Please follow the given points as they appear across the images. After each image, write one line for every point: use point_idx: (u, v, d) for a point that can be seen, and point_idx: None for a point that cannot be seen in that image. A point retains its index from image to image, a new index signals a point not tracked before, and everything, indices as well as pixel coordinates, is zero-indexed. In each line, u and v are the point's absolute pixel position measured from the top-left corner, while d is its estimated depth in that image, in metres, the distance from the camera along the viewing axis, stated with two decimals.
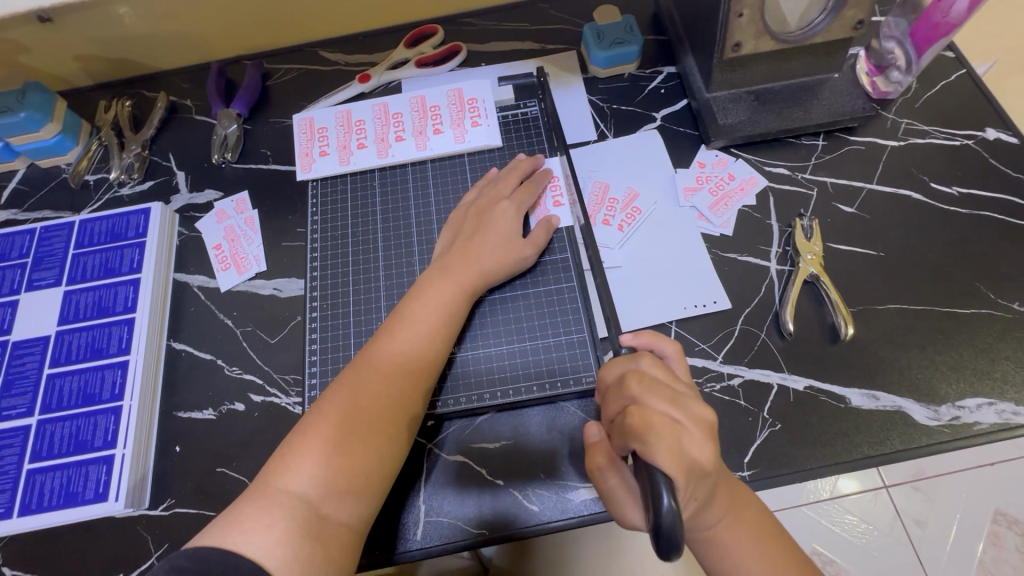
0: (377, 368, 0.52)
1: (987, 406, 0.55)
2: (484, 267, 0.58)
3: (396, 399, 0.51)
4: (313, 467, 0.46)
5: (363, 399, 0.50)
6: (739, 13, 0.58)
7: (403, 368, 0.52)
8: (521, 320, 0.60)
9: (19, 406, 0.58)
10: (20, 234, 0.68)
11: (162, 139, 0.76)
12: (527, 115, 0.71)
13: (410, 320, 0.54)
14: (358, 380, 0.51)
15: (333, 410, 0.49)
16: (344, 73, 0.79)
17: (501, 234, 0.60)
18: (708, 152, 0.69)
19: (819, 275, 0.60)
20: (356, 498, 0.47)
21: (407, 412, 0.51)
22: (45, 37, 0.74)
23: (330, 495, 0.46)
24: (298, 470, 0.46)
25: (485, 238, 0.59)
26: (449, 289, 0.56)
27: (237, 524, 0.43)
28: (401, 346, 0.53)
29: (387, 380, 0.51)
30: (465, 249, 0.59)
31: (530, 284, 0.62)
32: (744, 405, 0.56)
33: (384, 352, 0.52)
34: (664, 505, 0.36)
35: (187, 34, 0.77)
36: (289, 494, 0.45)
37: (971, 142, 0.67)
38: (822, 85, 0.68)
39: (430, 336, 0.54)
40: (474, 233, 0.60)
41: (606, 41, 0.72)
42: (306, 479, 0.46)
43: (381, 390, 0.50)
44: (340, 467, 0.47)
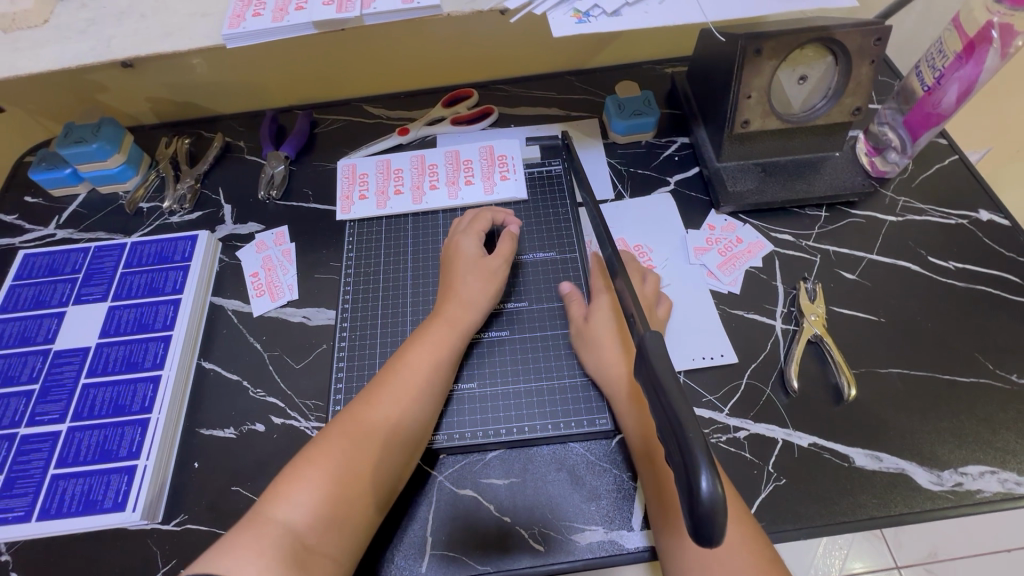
0: (368, 406, 0.53)
1: (989, 474, 0.56)
2: (476, 310, 0.62)
3: (390, 433, 0.52)
4: (308, 502, 0.47)
5: (362, 444, 0.51)
6: (747, 95, 0.66)
7: (397, 398, 0.54)
8: (510, 362, 0.63)
9: (52, 412, 0.61)
10: (75, 251, 0.73)
11: (214, 175, 0.83)
12: (551, 173, 0.77)
13: (407, 363, 0.57)
14: (354, 423, 0.52)
15: (327, 447, 0.50)
16: (385, 126, 0.86)
17: (472, 268, 0.64)
18: (718, 215, 0.74)
19: (822, 336, 0.63)
20: (347, 532, 0.48)
21: (401, 445, 0.53)
22: (124, 79, 0.82)
23: (323, 530, 0.46)
24: (290, 499, 0.47)
25: (467, 277, 0.63)
26: (443, 330, 0.59)
27: (228, 552, 0.43)
28: (396, 388, 0.55)
29: (381, 418, 0.52)
30: (452, 291, 0.62)
31: (520, 327, 0.65)
32: (750, 458, 0.58)
33: (373, 396, 0.54)
34: (700, 489, 0.31)
35: (249, 84, 0.86)
36: (281, 526, 0.45)
37: (965, 222, 0.72)
38: (824, 162, 0.74)
39: (426, 377, 0.56)
40: (457, 276, 0.63)
41: (627, 111, 0.80)
42: (295, 509, 0.46)
43: (378, 424, 0.52)
44: (334, 505, 0.47)
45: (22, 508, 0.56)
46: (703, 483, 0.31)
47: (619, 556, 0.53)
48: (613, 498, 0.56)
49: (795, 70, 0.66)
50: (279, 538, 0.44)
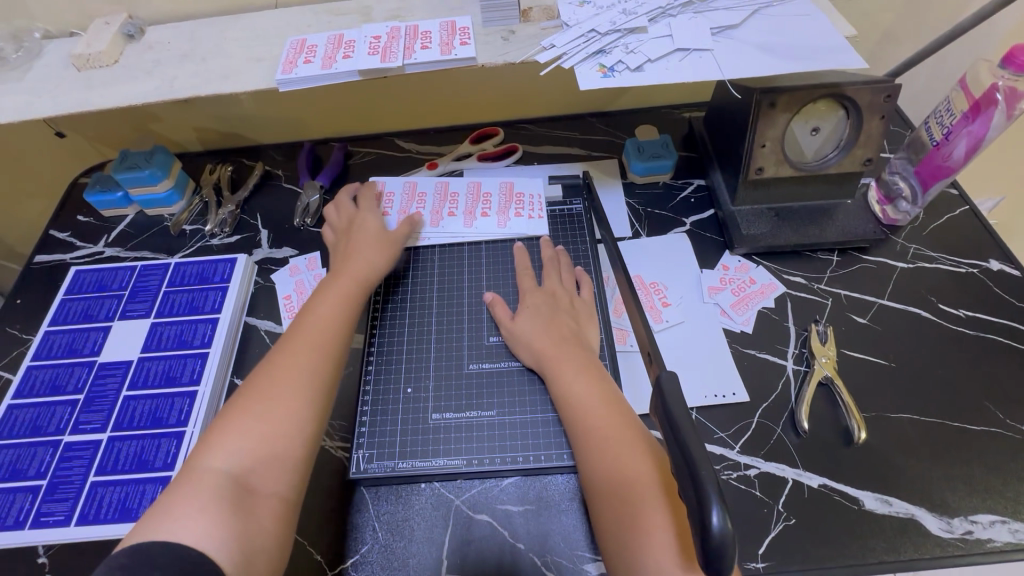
0: (281, 355, 0.57)
1: (1000, 523, 0.56)
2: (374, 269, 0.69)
3: (309, 370, 0.56)
4: (233, 446, 0.50)
5: (274, 376, 0.55)
6: (762, 144, 0.69)
7: (309, 344, 0.58)
8: (494, 375, 0.66)
9: (94, 421, 0.65)
10: (123, 269, 0.78)
11: (253, 201, 0.88)
12: (572, 211, 0.81)
13: (312, 315, 0.62)
14: (271, 366, 0.56)
15: (250, 400, 0.53)
16: (415, 160, 0.91)
17: (372, 239, 0.72)
18: (732, 256, 0.76)
19: (833, 379, 0.65)
20: (284, 465, 0.51)
21: (327, 382, 0.56)
22: (176, 111, 0.89)
23: (262, 464, 0.50)
24: (220, 452, 0.50)
25: (359, 246, 0.70)
26: (347, 285, 0.66)
27: (167, 517, 0.45)
28: (305, 331, 0.60)
29: (296, 357, 0.57)
30: (347, 259, 0.69)
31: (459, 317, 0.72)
32: (760, 496, 0.59)
33: (286, 347, 0.58)
34: (711, 524, 0.33)
35: (290, 118, 0.92)
36: (215, 473, 0.48)
37: (975, 271, 0.74)
38: (837, 209, 0.77)
39: (337, 322, 0.61)
40: (353, 248, 0.70)
41: (645, 154, 0.84)
42: (229, 457, 0.49)
43: (296, 365, 0.56)
44: (262, 440, 0.51)
45: (62, 512, 0.59)
46: (714, 518, 0.33)
47: None
48: None
49: (808, 122, 0.70)
50: (218, 485, 0.48)
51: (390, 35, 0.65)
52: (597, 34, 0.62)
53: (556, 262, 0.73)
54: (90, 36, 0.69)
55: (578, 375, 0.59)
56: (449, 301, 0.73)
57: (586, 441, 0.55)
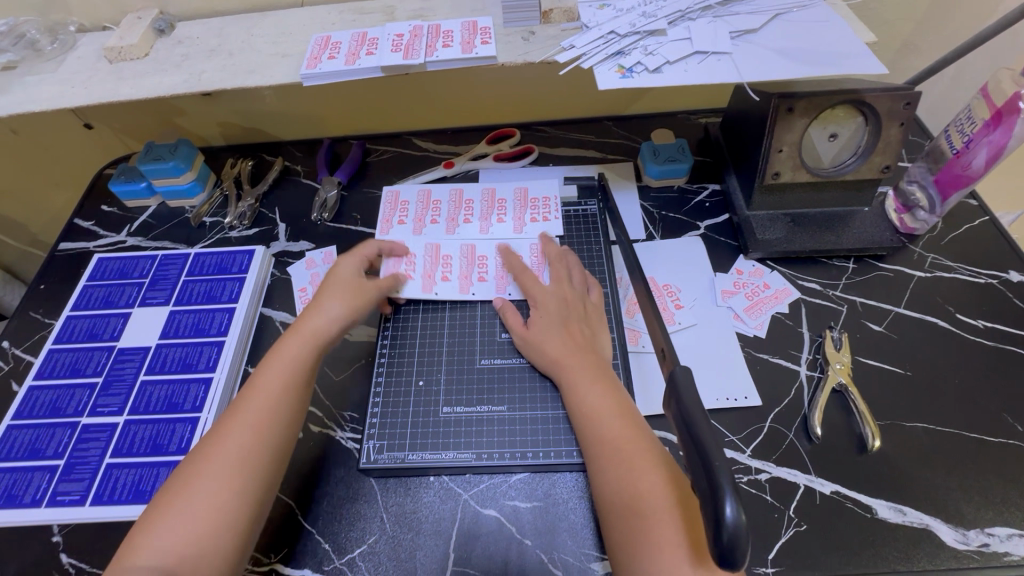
0: (215, 439, 0.54)
1: (1019, 537, 0.55)
2: (332, 321, 0.64)
3: (238, 456, 0.53)
4: (158, 539, 0.49)
5: (207, 457, 0.53)
6: (779, 149, 0.69)
7: (244, 424, 0.55)
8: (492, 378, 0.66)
9: (112, 404, 0.66)
10: (144, 258, 0.80)
11: (272, 196, 0.90)
12: (587, 211, 0.81)
13: (258, 385, 0.58)
14: (205, 447, 0.54)
15: (181, 486, 0.52)
16: (432, 159, 0.92)
17: (343, 287, 0.67)
18: (746, 261, 0.76)
19: (847, 385, 0.64)
20: (213, 562, 0.49)
21: (256, 467, 0.54)
22: (201, 106, 0.91)
23: (189, 553, 0.48)
24: (148, 547, 0.48)
25: (329, 295, 0.66)
26: (296, 344, 0.61)
27: None
28: (248, 404, 0.57)
29: (229, 441, 0.54)
30: (315, 308, 0.65)
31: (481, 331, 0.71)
32: (771, 501, 0.58)
33: (226, 423, 0.55)
34: (724, 517, 0.33)
35: (311, 115, 0.94)
36: (142, 566, 0.47)
37: (994, 282, 0.73)
38: (853, 216, 0.76)
39: (279, 394, 0.58)
40: (322, 293, 0.67)
41: (661, 157, 0.84)
42: (154, 554, 0.48)
43: (222, 451, 0.53)
44: (188, 529, 0.49)
45: (77, 492, 0.60)
46: (728, 511, 0.33)
47: None
48: None
49: (825, 128, 0.69)
50: None
51: (412, 34, 0.67)
52: (616, 36, 0.63)
53: (565, 260, 0.72)
54: (123, 30, 0.71)
55: (591, 384, 0.59)
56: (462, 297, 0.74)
57: (600, 454, 0.54)
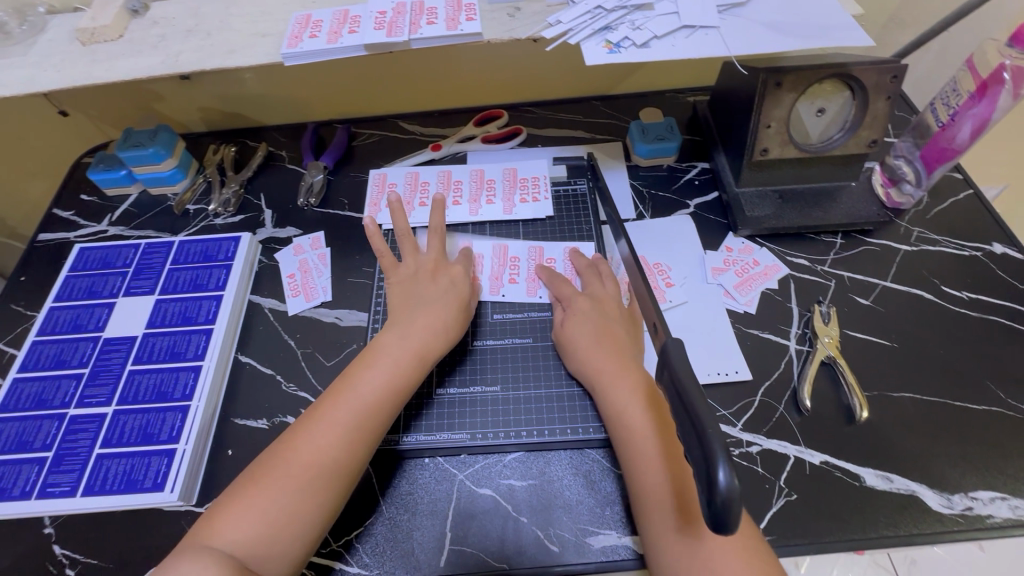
0: (311, 425, 0.54)
1: (1000, 500, 0.57)
2: (442, 337, 0.62)
3: (325, 457, 0.52)
4: (237, 528, 0.49)
5: (299, 457, 0.52)
6: (767, 125, 0.69)
7: (342, 425, 0.54)
8: (540, 365, 0.67)
9: (100, 395, 0.65)
10: (127, 247, 0.78)
11: (256, 182, 0.88)
12: (576, 191, 0.81)
13: (355, 387, 0.56)
14: (294, 444, 0.53)
15: (266, 474, 0.51)
16: (419, 141, 0.91)
17: (448, 300, 0.64)
18: (735, 238, 0.76)
19: (836, 358, 0.65)
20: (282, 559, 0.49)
21: (349, 470, 0.53)
22: (179, 91, 0.89)
23: (261, 553, 0.48)
24: (226, 529, 0.49)
25: (438, 305, 0.63)
26: (407, 354, 0.59)
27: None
28: (344, 410, 0.55)
29: (323, 448, 0.53)
30: (422, 316, 0.62)
31: (507, 332, 0.69)
32: (762, 472, 0.59)
33: (320, 414, 0.55)
34: (717, 480, 0.33)
35: (294, 98, 0.92)
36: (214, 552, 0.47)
37: (978, 254, 0.74)
38: (841, 191, 0.77)
39: (381, 398, 0.56)
40: (428, 300, 0.64)
41: (650, 136, 0.84)
42: (232, 538, 0.48)
43: (305, 451, 0.52)
44: (265, 528, 0.49)
45: (67, 483, 0.59)
46: (721, 475, 0.33)
47: (631, 560, 0.55)
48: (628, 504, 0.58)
49: (813, 103, 0.69)
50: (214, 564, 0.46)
51: (396, 11, 0.65)
52: (603, 10, 0.62)
53: (596, 271, 0.69)
54: (95, 11, 0.68)
55: (626, 379, 0.58)
56: None
57: (633, 451, 0.54)
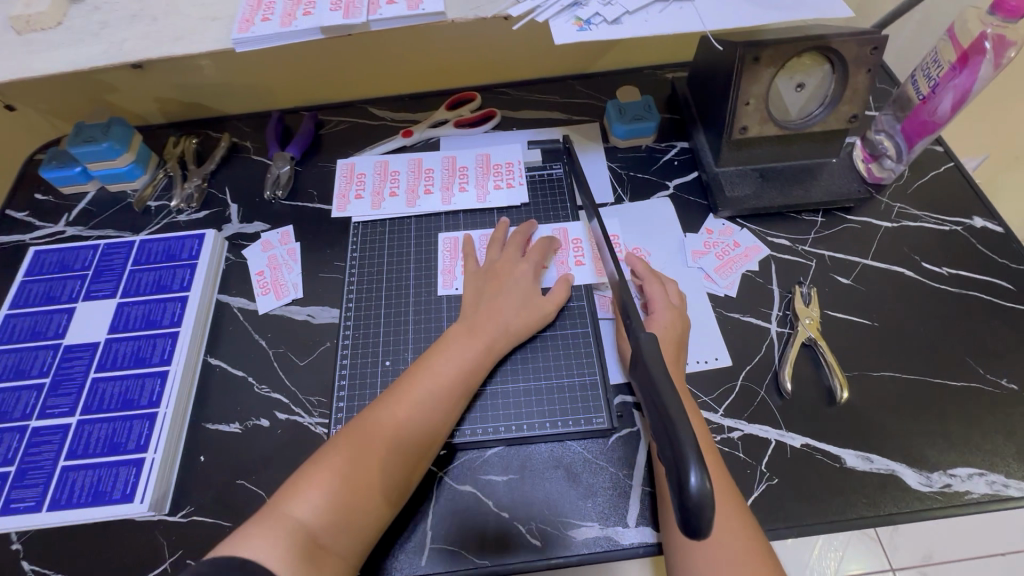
0: (393, 400, 0.54)
1: (978, 476, 0.57)
2: (508, 328, 0.62)
3: (400, 437, 0.52)
4: (319, 497, 0.47)
5: (379, 433, 0.52)
6: (746, 102, 0.67)
7: (418, 409, 0.54)
8: (560, 357, 0.64)
9: (62, 405, 0.63)
10: (85, 248, 0.75)
11: (221, 175, 0.85)
12: (553, 175, 0.79)
13: (432, 370, 0.57)
14: (375, 419, 0.53)
15: (340, 444, 0.51)
16: (390, 128, 0.88)
17: (521, 295, 0.64)
18: (715, 220, 0.75)
19: (816, 339, 0.64)
20: (352, 536, 0.48)
21: (416, 453, 0.53)
22: (133, 80, 0.84)
23: (336, 527, 0.47)
24: (305, 496, 0.47)
25: (507, 298, 0.63)
26: (475, 346, 0.59)
27: (249, 541, 0.44)
28: (423, 392, 0.55)
29: (402, 425, 0.53)
30: (491, 307, 0.62)
31: (559, 325, 0.66)
32: (743, 458, 0.59)
33: (401, 393, 0.55)
34: (689, 484, 0.32)
35: (256, 85, 0.87)
36: (294, 520, 0.46)
37: (959, 228, 0.73)
38: (821, 169, 0.75)
39: (454, 382, 0.57)
40: (497, 293, 0.64)
41: (627, 116, 0.81)
42: (313, 507, 0.47)
43: (382, 428, 0.52)
44: (344, 500, 0.48)
45: (32, 498, 0.57)
46: (693, 478, 0.32)
47: (614, 551, 0.55)
48: (610, 495, 0.57)
49: (792, 78, 0.67)
50: (292, 534, 0.45)
51: None
52: None
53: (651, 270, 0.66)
54: None
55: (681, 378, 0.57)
56: (426, 274, 0.71)
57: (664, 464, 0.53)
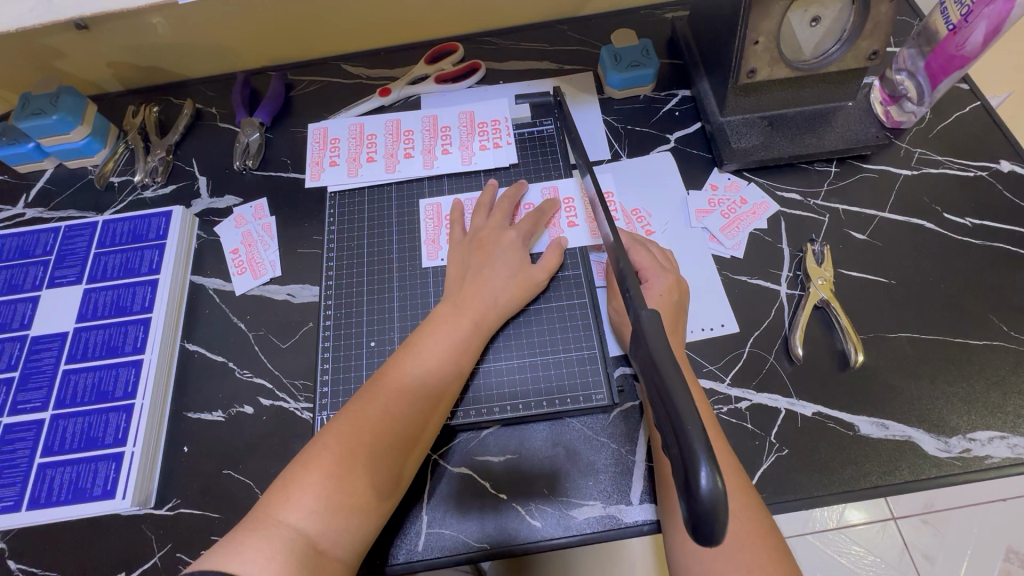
0: (378, 388, 0.51)
1: (998, 439, 0.54)
2: (499, 303, 0.58)
3: (391, 429, 0.49)
4: (312, 501, 0.45)
5: (369, 426, 0.48)
6: (754, 41, 0.59)
7: (408, 396, 0.51)
8: (551, 331, 0.60)
9: (34, 399, 0.59)
10: (45, 232, 0.70)
11: (186, 145, 0.78)
12: (543, 132, 0.72)
13: (420, 353, 0.53)
14: (365, 409, 0.49)
15: (327, 442, 0.48)
16: (366, 87, 0.81)
17: (511, 266, 0.60)
18: (721, 175, 0.69)
19: (829, 301, 0.60)
20: (353, 535, 0.46)
21: (410, 445, 0.50)
22: (80, 43, 0.77)
23: (333, 528, 0.45)
24: (296, 501, 0.45)
25: (495, 269, 0.59)
26: (465, 323, 0.56)
27: (237, 553, 0.42)
28: (412, 378, 0.52)
29: (393, 416, 0.49)
30: (477, 282, 0.58)
31: (550, 297, 0.62)
32: (752, 429, 0.56)
33: (387, 381, 0.51)
34: (699, 485, 0.30)
35: (215, 44, 0.80)
36: (288, 528, 0.44)
37: (984, 173, 0.67)
38: (836, 113, 0.69)
39: (443, 364, 0.53)
40: (484, 265, 0.60)
41: (623, 62, 0.74)
42: (304, 512, 0.44)
43: (370, 421, 0.49)
44: (338, 499, 0.45)
45: (11, 497, 0.55)
46: (703, 481, 0.29)
47: (618, 530, 0.53)
48: (613, 474, 0.55)
49: (807, 10, 0.59)
50: (291, 542, 0.43)
51: None
52: None
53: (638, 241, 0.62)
54: None
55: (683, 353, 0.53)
56: (410, 243, 0.66)
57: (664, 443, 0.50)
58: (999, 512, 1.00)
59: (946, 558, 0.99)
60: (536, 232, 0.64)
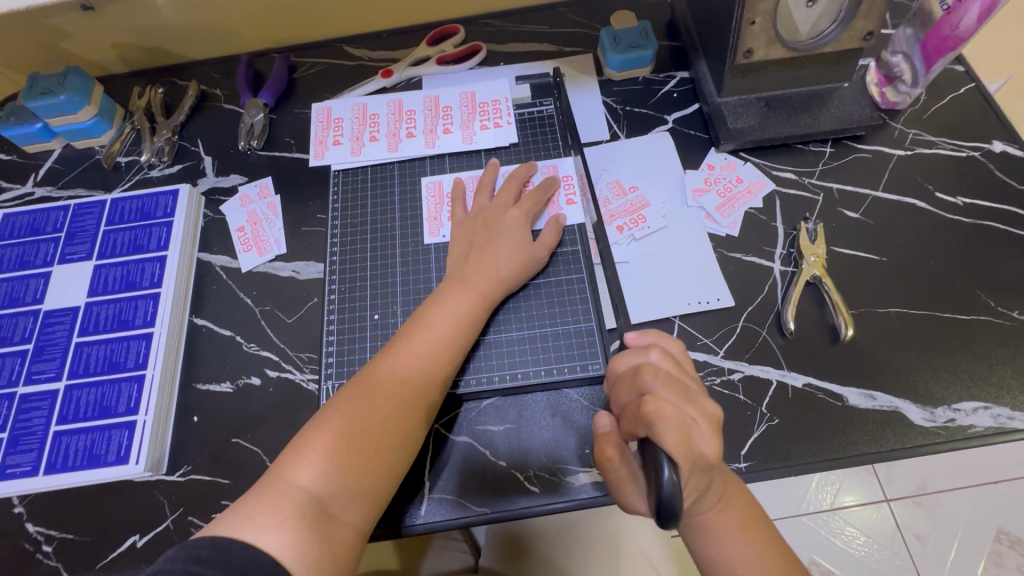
0: (388, 358, 0.53)
1: (983, 409, 0.56)
2: (503, 278, 0.59)
3: (400, 398, 0.51)
4: (323, 464, 0.47)
5: (378, 394, 0.50)
6: (751, 21, 0.60)
7: (415, 367, 0.52)
8: (551, 306, 0.62)
9: (48, 370, 0.61)
10: (55, 209, 0.71)
11: (191, 126, 0.80)
12: (543, 113, 0.73)
13: (426, 326, 0.55)
14: (374, 378, 0.51)
15: (337, 409, 0.49)
16: (368, 68, 0.82)
17: (514, 242, 0.61)
18: (718, 154, 0.71)
19: (821, 277, 0.62)
20: (364, 500, 0.47)
21: (418, 416, 0.51)
22: (85, 24, 0.77)
23: (345, 492, 0.47)
24: (307, 466, 0.46)
25: (499, 246, 0.61)
26: (470, 298, 0.57)
27: (249, 517, 0.44)
28: (419, 349, 0.53)
29: (401, 384, 0.51)
30: (482, 258, 0.60)
31: (551, 273, 0.63)
32: (744, 400, 0.58)
33: (395, 352, 0.53)
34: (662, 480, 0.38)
35: (218, 25, 0.81)
36: (298, 489, 0.45)
37: (977, 154, 0.69)
38: (832, 94, 0.70)
39: (448, 337, 0.55)
40: (488, 241, 0.61)
41: (622, 44, 0.75)
42: (316, 476, 0.46)
43: (379, 391, 0.50)
44: (348, 464, 0.47)
45: (28, 463, 0.57)
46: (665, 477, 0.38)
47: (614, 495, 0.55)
48: None
49: None
50: (301, 505, 0.45)
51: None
52: None
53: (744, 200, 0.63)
54: None
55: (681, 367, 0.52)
56: (412, 221, 0.68)
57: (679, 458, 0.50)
58: (988, 494, 1.02)
59: (936, 538, 1.01)
60: (537, 210, 0.65)
